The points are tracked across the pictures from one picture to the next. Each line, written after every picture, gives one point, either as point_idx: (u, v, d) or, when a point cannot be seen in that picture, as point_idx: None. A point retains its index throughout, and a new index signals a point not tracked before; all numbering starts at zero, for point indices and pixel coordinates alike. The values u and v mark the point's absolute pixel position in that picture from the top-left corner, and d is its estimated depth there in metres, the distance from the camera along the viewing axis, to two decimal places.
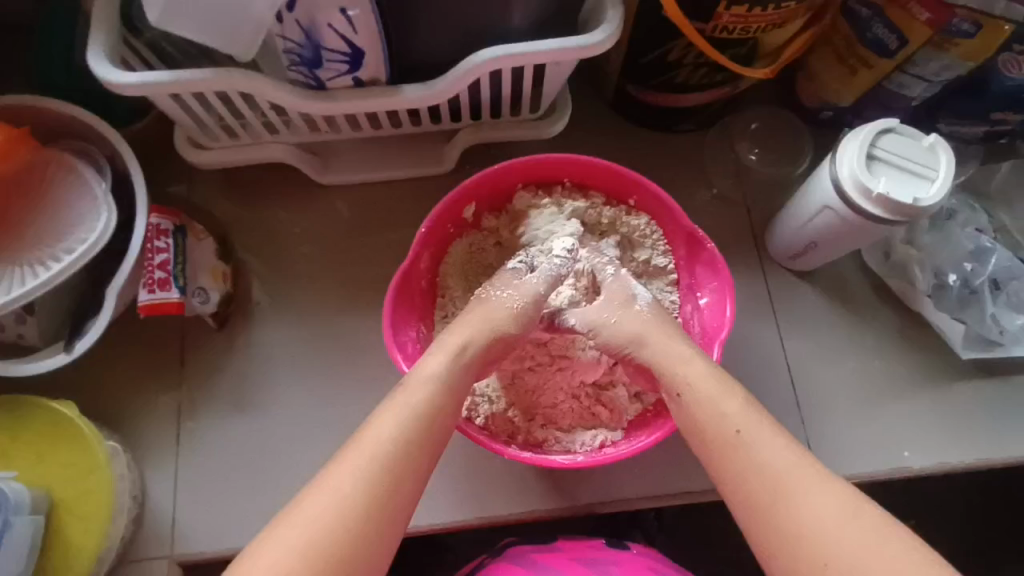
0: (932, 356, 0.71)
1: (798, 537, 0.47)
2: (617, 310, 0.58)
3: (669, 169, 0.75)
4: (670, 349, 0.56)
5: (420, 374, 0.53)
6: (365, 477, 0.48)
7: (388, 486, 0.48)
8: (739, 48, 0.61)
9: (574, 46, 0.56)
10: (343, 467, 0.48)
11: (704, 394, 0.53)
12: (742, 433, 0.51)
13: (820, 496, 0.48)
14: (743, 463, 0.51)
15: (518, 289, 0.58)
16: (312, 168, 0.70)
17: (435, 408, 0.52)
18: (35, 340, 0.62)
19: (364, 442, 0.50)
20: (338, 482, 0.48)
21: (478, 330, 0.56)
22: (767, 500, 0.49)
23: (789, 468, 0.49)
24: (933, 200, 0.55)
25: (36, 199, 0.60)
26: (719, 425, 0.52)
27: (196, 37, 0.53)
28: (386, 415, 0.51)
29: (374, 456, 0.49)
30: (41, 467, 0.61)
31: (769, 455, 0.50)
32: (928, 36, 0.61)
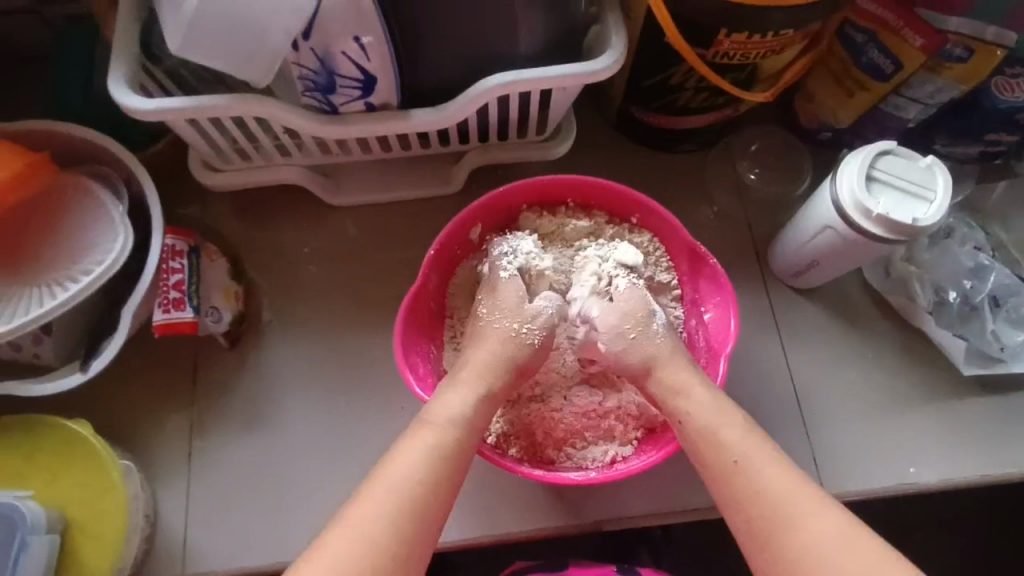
0: (935, 371, 0.72)
1: (801, 565, 0.48)
2: (639, 326, 0.59)
3: (672, 189, 0.77)
4: (678, 381, 0.57)
5: (443, 410, 0.55)
6: (388, 512, 0.49)
7: (416, 519, 0.49)
8: (739, 73, 0.63)
9: (580, 72, 0.58)
10: (365, 501, 0.49)
11: (704, 424, 0.55)
12: (740, 463, 0.52)
13: (822, 523, 0.49)
14: (745, 491, 0.52)
15: (520, 317, 0.59)
16: (324, 190, 0.72)
17: (460, 446, 0.53)
18: (51, 360, 0.63)
19: (388, 478, 0.50)
20: (362, 516, 0.48)
21: (496, 364, 0.57)
22: (769, 528, 0.50)
23: (790, 494, 0.50)
24: (931, 220, 0.56)
25: (55, 221, 0.62)
26: (719, 454, 0.54)
27: (215, 65, 0.55)
28: (410, 450, 0.52)
29: (400, 490, 0.50)
30: (54, 486, 0.61)
31: (769, 482, 0.51)
32: (922, 60, 0.63)
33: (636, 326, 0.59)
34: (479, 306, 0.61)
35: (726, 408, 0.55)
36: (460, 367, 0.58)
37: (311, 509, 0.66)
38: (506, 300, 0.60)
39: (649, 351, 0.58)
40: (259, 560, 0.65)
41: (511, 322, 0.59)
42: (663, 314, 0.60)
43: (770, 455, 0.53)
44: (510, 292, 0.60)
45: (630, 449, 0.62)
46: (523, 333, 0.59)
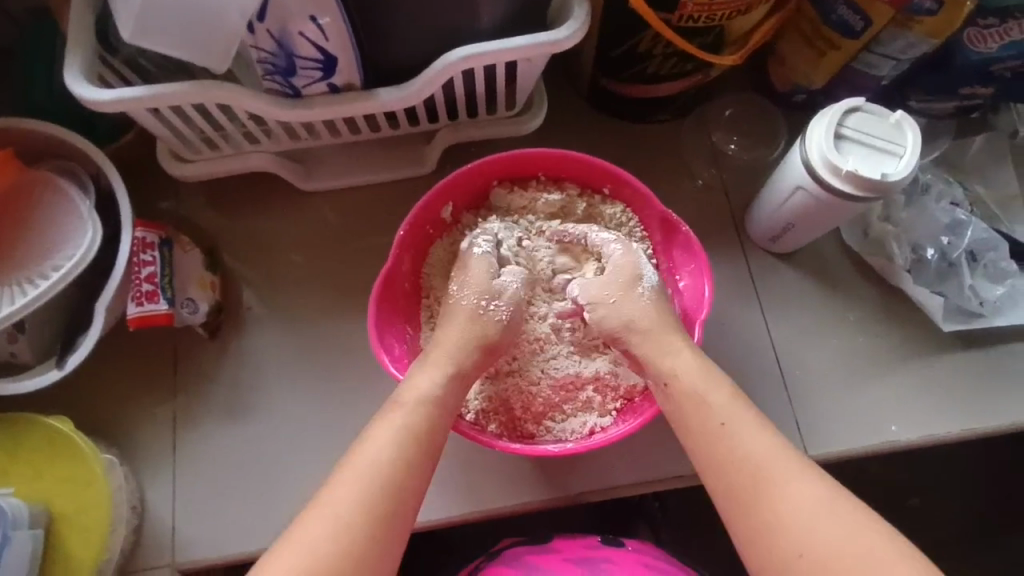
0: (915, 329, 0.72)
1: (776, 525, 0.49)
2: (616, 291, 0.60)
3: (648, 159, 0.76)
4: (660, 347, 0.57)
5: (414, 392, 0.55)
6: (362, 496, 0.49)
7: (391, 501, 0.50)
8: (706, 36, 0.62)
9: (544, 42, 0.57)
10: (345, 483, 0.50)
11: (694, 387, 0.55)
12: (727, 426, 0.53)
13: (802, 487, 0.49)
14: (728, 454, 0.52)
15: (489, 294, 0.60)
16: (295, 176, 0.71)
17: (429, 429, 0.53)
18: (28, 358, 0.62)
19: (360, 460, 0.51)
20: (338, 500, 0.49)
21: (458, 342, 0.58)
22: (749, 490, 0.51)
23: (773, 459, 0.51)
24: (901, 174, 0.56)
25: (21, 218, 0.61)
26: (703, 417, 0.54)
27: (171, 52, 0.54)
28: (379, 433, 0.52)
29: (372, 472, 0.50)
30: (40, 483, 0.61)
31: (754, 447, 0.51)
32: (891, 15, 0.62)
33: (619, 290, 0.60)
34: (451, 283, 0.61)
35: (714, 372, 0.56)
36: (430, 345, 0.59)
37: (298, 494, 0.67)
38: (477, 275, 0.60)
39: (625, 320, 0.59)
40: (248, 547, 0.65)
41: (477, 299, 0.59)
42: (653, 278, 0.60)
43: (755, 419, 0.53)
44: (476, 267, 0.61)
45: (611, 418, 0.62)
46: (488, 310, 0.59)
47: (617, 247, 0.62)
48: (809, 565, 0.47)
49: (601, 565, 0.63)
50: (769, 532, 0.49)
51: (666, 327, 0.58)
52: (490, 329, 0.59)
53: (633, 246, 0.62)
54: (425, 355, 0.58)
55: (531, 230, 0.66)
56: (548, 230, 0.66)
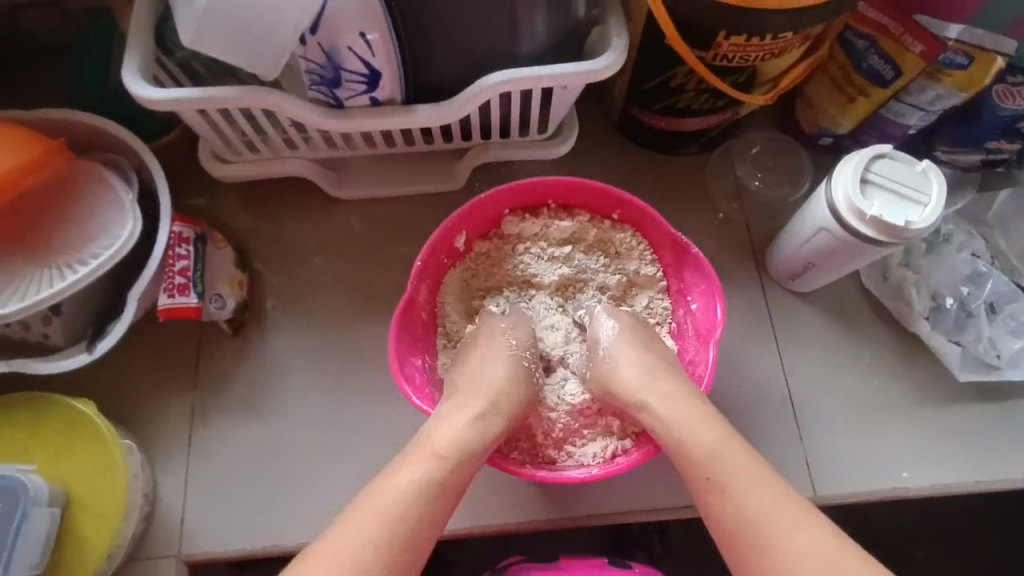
0: (931, 376, 0.72)
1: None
2: (587, 362, 0.64)
3: (672, 190, 0.78)
4: (637, 399, 0.59)
5: (442, 438, 0.55)
6: (379, 535, 0.49)
7: (409, 534, 0.50)
8: (738, 75, 0.64)
9: (581, 71, 0.59)
10: (367, 514, 0.50)
11: (681, 437, 0.55)
12: (714, 478, 0.53)
13: (801, 537, 0.49)
14: (723, 504, 0.52)
15: (525, 351, 0.63)
16: (328, 181, 0.73)
17: (450, 475, 0.54)
18: (59, 341, 0.64)
19: (380, 495, 0.52)
20: (359, 530, 0.49)
21: (500, 387, 0.59)
22: (747, 538, 0.51)
23: (767, 510, 0.51)
24: (926, 223, 0.57)
25: (65, 206, 0.63)
26: (695, 465, 0.54)
27: (224, 58, 0.57)
28: (405, 473, 0.53)
29: (395, 505, 0.51)
30: (58, 463, 0.63)
31: (745, 497, 0.51)
32: (921, 67, 0.63)
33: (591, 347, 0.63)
34: (493, 329, 0.64)
35: (698, 413, 0.56)
36: (458, 382, 0.61)
37: (306, 494, 0.67)
38: (524, 334, 0.64)
39: (609, 375, 0.61)
40: (256, 543, 0.66)
41: (515, 350, 0.62)
42: (611, 332, 0.63)
43: (747, 464, 0.53)
44: (523, 327, 0.65)
45: (635, 436, 0.64)
46: (524, 359, 0.62)
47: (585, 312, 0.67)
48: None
49: None
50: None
51: None
52: (520, 378, 0.61)
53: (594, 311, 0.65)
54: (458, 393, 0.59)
55: (544, 258, 0.68)
56: (560, 257, 0.68)
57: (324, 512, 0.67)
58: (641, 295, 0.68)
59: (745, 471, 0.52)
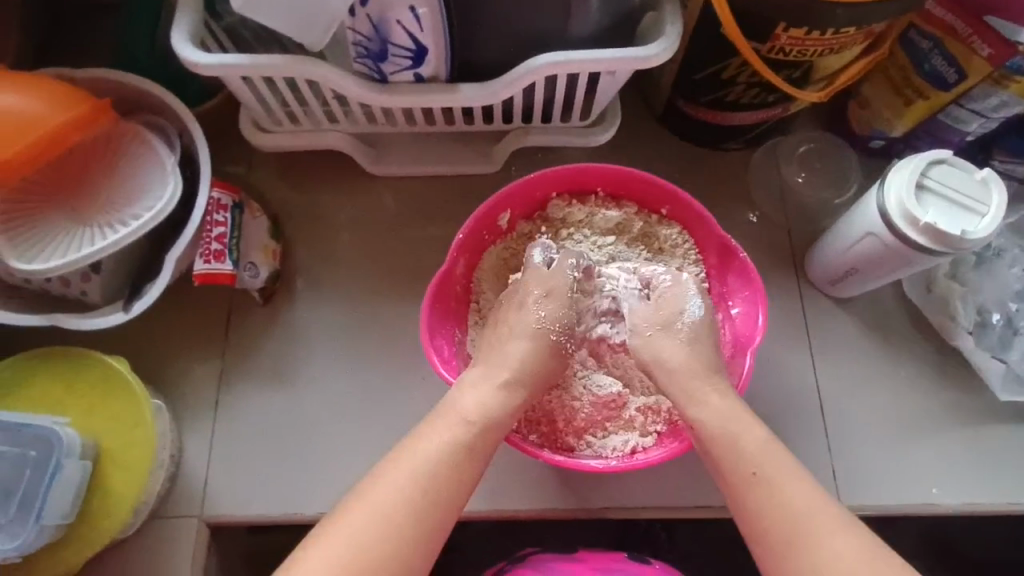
0: (968, 393, 0.69)
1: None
2: (657, 325, 0.60)
3: (711, 186, 0.76)
4: (691, 387, 0.57)
5: (467, 404, 0.55)
6: (406, 497, 0.50)
7: (433, 502, 0.51)
8: (793, 70, 0.62)
9: (632, 57, 0.58)
10: (393, 477, 0.51)
11: (726, 432, 0.54)
12: (759, 475, 0.52)
13: (842, 544, 0.49)
14: (761, 503, 0.52)
15: (557, 323, 0.60)
16: (366, 157, 0.73)
17: (473, 445, 0.54)
18: (97, 298, 0.65)
19: (410, 458, 0.52)
20: (388, 489, 0.50)
21: (525, 360, 0.58)
22: (783, 542, 0.50)
23: (810, 513, 0.50)
24: (981, 234, 0.55)
25: (108, 165, 0.64)
26: (735, 463, 0.53)
27: (273, 25, 0.56)
28: (431, 439, 0.53)
29: (424, 464, 0.52)
30: (90, 417, 0.64)
31: (788, 497, 0.51)
32: (987, 73, 0.61)
33: (669, 317, 0.60)
34: (524, 296, 0.61)
35: (744, 414, 0.55)
36: (487, 354, 0.59)
37: (326, 464, 0.68)
38: (558, 308, 0.60)
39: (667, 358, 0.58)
40: (274, 510, 0.67)
41: (544, 322, 0.60)
42: (696, 312, 0.60)
43: (787, 467, 0.53)
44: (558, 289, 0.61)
45: (657, 436, 0.63)
46: (555, 331, 0.60)
47: (666, 278, 0.62)
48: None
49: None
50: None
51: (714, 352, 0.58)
52: (550, 352, 0.59)
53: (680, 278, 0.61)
54: (487, 363, 0.58)
55: (587, 245, 0.67)
56: (602, 246, 0.67)
57: (343, 484, 0.68)
58: None
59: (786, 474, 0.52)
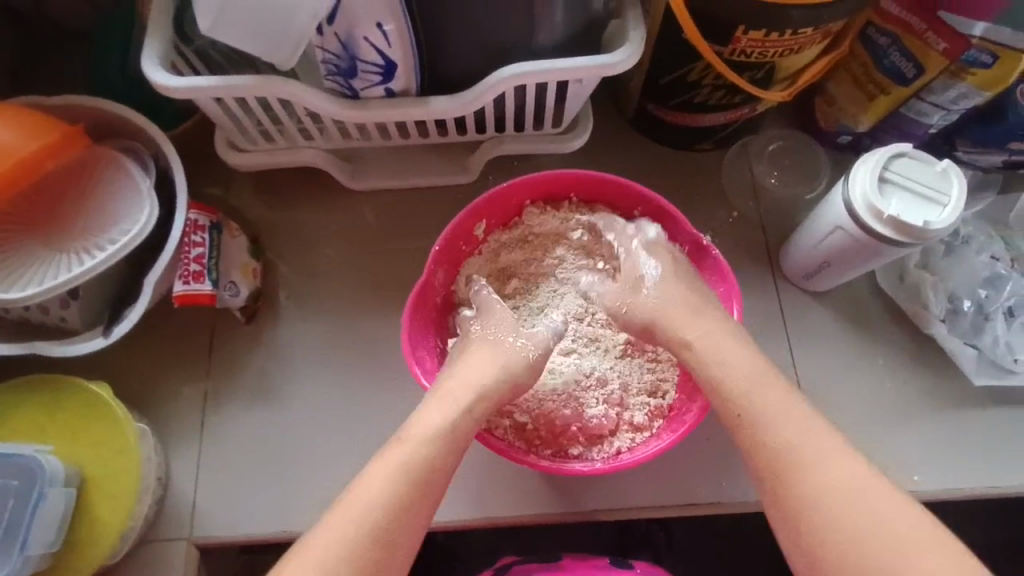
0: (945, 380, 0.71)
1: (806, 507, 0.50)
2: (627, 299, 0.63)
3: (686, 187, 0.77)
4: (680, 335, 0.59)
5: (419, 426, 0.55)
6: (355, 536, 0.49)
7: (386, 540, 0.50)
8: (756, 71, 0.63)
9: (598, 64, 0.59)
10: (342, 516, 0.50)
11: (711, 377, 0.57)
12: (743, 416, 0.54)
13: (829, 475, 0.50)
14: (752, 439, 0.54)
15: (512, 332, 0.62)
16: (343, 173, 0.73)
17: (430, 465, 0.54)
18: (77, 324, 0.65)
19: (353, 504, 0.51)
20: (336, 530, 0.50)
21: (492, 376, 0.59)
22: (770, 475, 0.52)
23: (797, 448, 0.52)
24: (944, 224, 0.56)
25: (83, 192, 0.64)
26: (723, 405, 0.56)
27: (240, 46, 0.56)
28: (380, 469, 0.53)
29: (370, 518, 0.50)
30: (74, 444, 0.64)
31: (771, 435, 0.53)
32: (944, 65, 0.62)
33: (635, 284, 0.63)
34: (472, 324, 0.64)
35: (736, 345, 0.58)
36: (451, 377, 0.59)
37: (313, 480, 0.68)
38: (496, 318, 0.63)
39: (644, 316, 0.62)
40: (263, 529, 0.67)
41: (504, 335, 0.62)
42: (655, 272, 0.63)
43: (775, 401, 0.54)
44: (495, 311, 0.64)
45: (645, 435, 0.64)
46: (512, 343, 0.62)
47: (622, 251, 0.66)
48: (836, 545, 0.48)
49: None
50: (797, 514, 0.50)
51: (682, 307, 0.60)
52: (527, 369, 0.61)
53: (631, 248, 0.65)
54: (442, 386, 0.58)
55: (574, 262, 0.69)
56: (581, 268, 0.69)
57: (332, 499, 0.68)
58: None
59: (767, 411, 0.54)
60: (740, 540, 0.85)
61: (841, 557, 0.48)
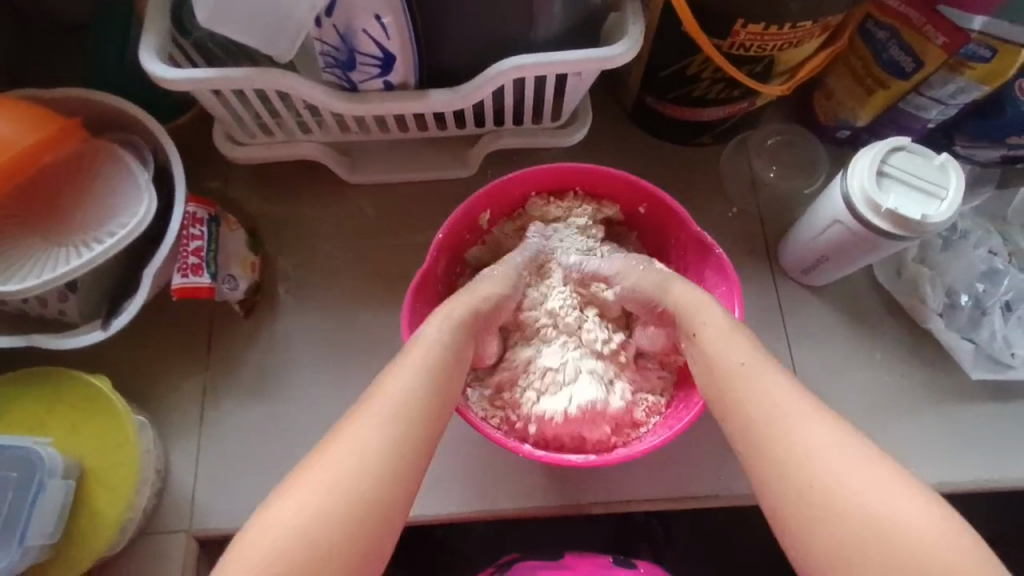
0: (942, 373, 0.71)
1: (790, 461, 0.48)
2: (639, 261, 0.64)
3: (685, 181, 0.77)
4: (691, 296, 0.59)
5: (421, 345, 0.55)
6: (377, 438, 0.49)
7: (405, 444, 0.50)
8: (755, 65, 0.63)
9: (596, 58, 0.59)
10: (360, 424, 0.50)
11: (717, 333, 0.56)
12: (746, 367, 0.53)
13: (823, 433, 0.49)
14: (736, 393, 0.53)
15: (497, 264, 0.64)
16: (342, 167, 0.73)
17: (439, 371, 0.54)
18: (76, 317, 0.65)
19: (374, 407, 0.51)
20: (358, 431, 0.49)
21: (476, 295, 0.60)
22: (765, 428, 0.50)
23: (793, 403, 0.50)
24: (942, 217, 0.56)
25: (81, 185, 0.64)
26: (724, 360, 0.54)
27: (239, 39, 0.56)
28: (398, 374, 0.53)
29: (390, 422, 0.50)
30: (73, 435, 0.64)
31: (769, 390, 0.51)
32: (943, 60, 0.62)
33: (643, 260, 0.64)
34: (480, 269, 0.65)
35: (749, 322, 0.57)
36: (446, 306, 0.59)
37: None
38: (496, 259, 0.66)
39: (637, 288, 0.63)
40: None
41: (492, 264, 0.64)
42: None
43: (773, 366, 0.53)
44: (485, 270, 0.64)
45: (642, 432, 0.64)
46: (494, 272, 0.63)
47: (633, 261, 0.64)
48: (820, 497, 0.47)
49: None
50: (780, 467, 0.49)
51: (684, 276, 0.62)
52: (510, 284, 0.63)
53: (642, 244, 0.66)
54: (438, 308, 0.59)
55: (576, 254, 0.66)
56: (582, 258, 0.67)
57: None
58: None
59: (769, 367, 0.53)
60: (737, 534, 0.85)
61: (824, 511, 0.46)
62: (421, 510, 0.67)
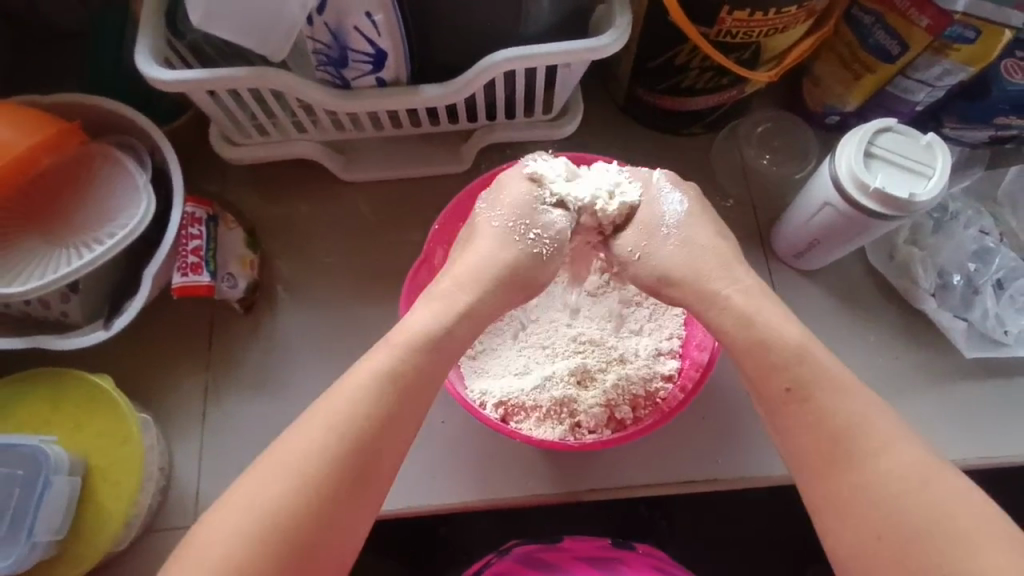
0: (937, 353, 0.72)
1: (855, 494, 0.49)
2: (643, 239, 0.63)
3: (677, 171, 0.78)
4: (708, 291, 0.60)
5: (409, 327, 0.56)
6: (327, 437, 0.50)
7: (355, 445, 0.50)
8: (742, 52, 0.64)
9: (584, 48, 0.59)
10: (314, 422, 0.50)
11: (749, 342, 0.56)
12: (793, 391, 0.53)
13: (891, 460, 0.49)
14: (801, 418, 0.52)
15: (534, 222, 0.62)
16: (336, 165, 0.74)
17: (399, 368, 0.54)
18: (78, 319, 0.66)
19: (331, 406, 0.51)
20: (314, 429, 0.50)
21: (494, 273, 0.60)
22: (829, 454, 0.51)
23: (866, 425, 0.51)
24: (929, 196, 0.57)
25: (80, 188, 0.65)
26: (770, 383, 0.54)
27: (231, 39, 0.57)
28: (360, 373, 0.53)
29: (346, 419, 0.50)
30: (77, 434, 0.65)
31: (832, 413, 0.52)
32: (928, 42, 0.63)
33: (649, 228, 0.62)
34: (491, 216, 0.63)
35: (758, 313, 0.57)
36: (461, 264, 0.61)
37: None
38: (511, 201, 0.62)
39: (661, 267, 0.62)
40: None
41: (512, 224, 0.62)
42: (677, 209, 0.63)
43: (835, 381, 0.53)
44: (515, 192, 0.63)
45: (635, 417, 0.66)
46: (531, 239, 0.62)
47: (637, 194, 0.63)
48: (891, 547, 0.47)
49: (615, 567, 0.67)
50: (845, 508, 0.49)
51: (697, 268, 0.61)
52: (545, 257, 0.62)
53: (651, 181, 0.64)
54: (457, 277, 0.60)
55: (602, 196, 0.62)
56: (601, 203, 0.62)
57: None
58: (659, 320, 0.69)
59: (825, 383, 0.53)
60: (735, 520, 0.86)
61: (901, 554, 0.47)
62: (421, 501, 0.67)
